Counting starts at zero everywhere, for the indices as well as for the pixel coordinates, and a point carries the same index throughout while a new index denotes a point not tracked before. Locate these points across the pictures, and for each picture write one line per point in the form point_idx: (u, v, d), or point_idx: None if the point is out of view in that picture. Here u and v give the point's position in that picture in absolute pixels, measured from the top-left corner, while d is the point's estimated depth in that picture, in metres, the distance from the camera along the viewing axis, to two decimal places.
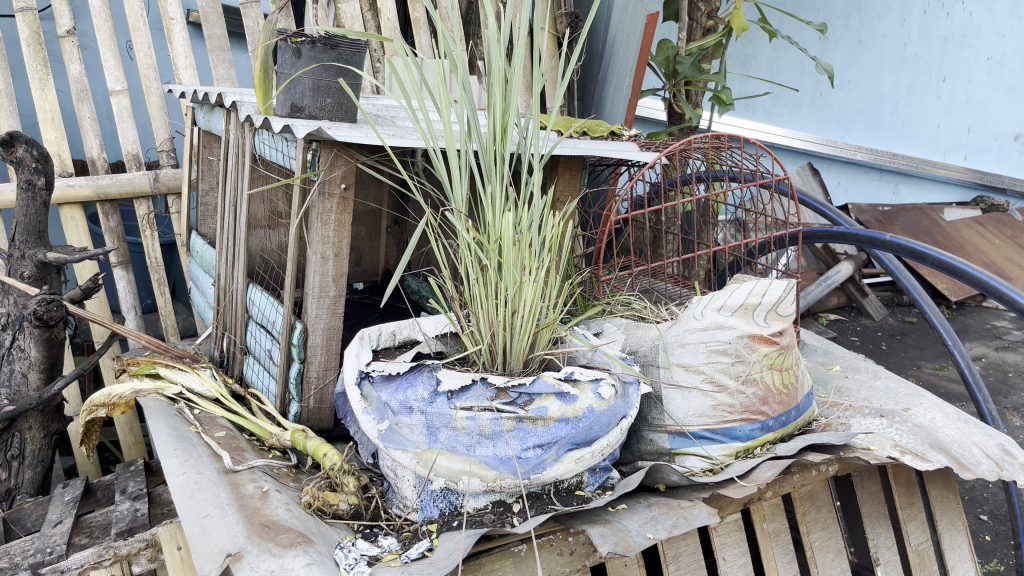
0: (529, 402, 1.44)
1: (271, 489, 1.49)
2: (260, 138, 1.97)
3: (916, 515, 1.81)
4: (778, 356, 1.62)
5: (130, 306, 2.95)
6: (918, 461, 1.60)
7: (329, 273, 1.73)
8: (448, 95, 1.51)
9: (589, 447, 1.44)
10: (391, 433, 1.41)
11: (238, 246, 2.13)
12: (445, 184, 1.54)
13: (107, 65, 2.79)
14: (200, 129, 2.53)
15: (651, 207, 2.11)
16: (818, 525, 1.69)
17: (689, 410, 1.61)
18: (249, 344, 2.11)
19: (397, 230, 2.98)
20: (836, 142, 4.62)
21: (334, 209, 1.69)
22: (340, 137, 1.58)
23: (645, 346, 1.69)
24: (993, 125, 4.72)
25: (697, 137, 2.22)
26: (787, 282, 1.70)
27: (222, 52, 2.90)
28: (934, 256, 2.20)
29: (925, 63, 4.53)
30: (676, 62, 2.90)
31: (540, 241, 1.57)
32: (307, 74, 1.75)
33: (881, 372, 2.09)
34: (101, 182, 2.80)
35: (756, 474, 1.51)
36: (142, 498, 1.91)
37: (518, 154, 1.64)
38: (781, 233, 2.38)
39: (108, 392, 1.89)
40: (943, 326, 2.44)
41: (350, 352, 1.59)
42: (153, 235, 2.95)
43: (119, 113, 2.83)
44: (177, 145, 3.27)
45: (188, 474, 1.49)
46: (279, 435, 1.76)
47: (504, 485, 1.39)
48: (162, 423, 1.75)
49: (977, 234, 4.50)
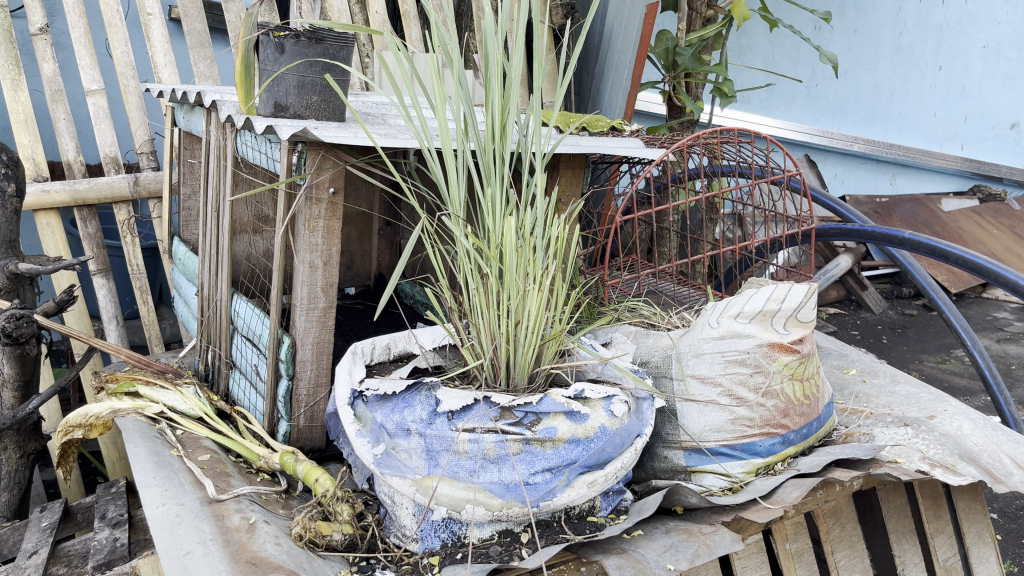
0: (535, 422, 1.33)
1: (259, 520, 1.37)
2: (242, 139, 1.86)
3: (944, 528, 1.71)
4: (799, 365, 1.52)
5: (111, 315, 2.82)
6: (950, 475, 1.51)
7: (318, 283, 1.63)
8: (443, 90, 1.39)
9: (602, 470, 1.34)
10: (388, 458, 1.31)
11: (221, 252, 2.00)
12: (440, 186, 1.41)
13: (81, 64, 2.66)
14: (180, 129, 2.43)
15: (657, 207, 2.01)
16: (842, 543, 1.58)
17: (706, 425, 1.51)
18: (235, 358, 1.99)
19: (390, 232, 2.88)
20: (833, 133, 4.53)
21: (323, 214, 1.58)
22: (327, 138, 1.47)
23: (656, 356, 1.59)
24: (990, 114, 4.55)
25: (705, 131, 2.11)
26: (810, 286, 1.58)
27: (203, 48, 2.76)
28: (957, 255, 2.11)
29: (921, 52, 4.43)
30: (676, 53, 2.79)
31: (544, 247, 1.46)
32: (291, 71, 1.64)
33: (900, 377, 2.00)
34: (78, 187, 2.66)
35: (781, 494, 1.40)
36: (122, 525, 1.80)
37: (518, 153, 1.53)
38: (793, 231, 2.28)
39: (85, 412, 1.77)
40: (960, 322, 2.35)
41: (342, 370, 1.48)
42: (134, 241, 2.82)
43: (96, 114, 2.71)
44: (157, 147, 3.12)
45: (167, 505, 1.37)
46: (267, 457, 1.63)
47: (511, 514, 1.30)
48: (140, 447, 1.62)
49: (976, 224, 4.41)
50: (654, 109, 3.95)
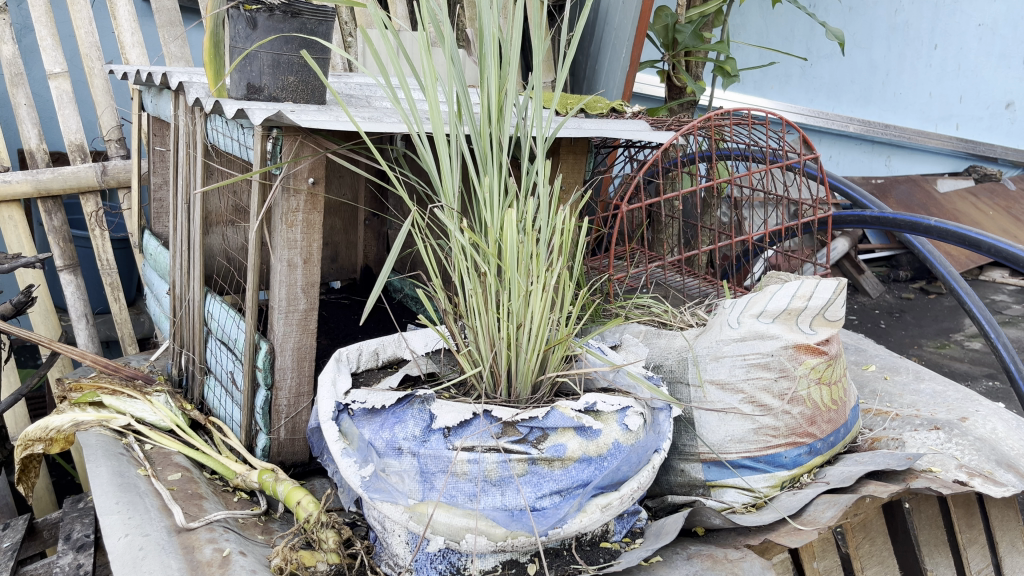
0: (542, 439, 1.19)
1: (234, 551, 1.23)
2: (212, 124, 1.70)
3: (977, 538, 1.59)
4: (826, 368, 1.40)
5: (80, 314, 2.65)
6: (990, 485, 1.40)
7: (297, 282, 1.48)
8: (433, 69, 1.23)
9: (617, 491, 1.21)
10: (377, 481, 1.17)
11: (192, 248, 1.84)
12: (433, 175, 1.26)
13: (42, 44, 2.47)
14: (148, 114, 2.25)
15: (667, 194, 1.85)
16: (873, 559, 1.46)
17: (727, 435, 1.38)
18: (210, 363, 1.83)
19: (377, 223, 2.70)
20: (827, 114, 4.25)
21: (302, 207, 1.43)
22: (304, 122, 1.31)
23: (670, 359, 1.45)
24: (985, 92, 4.22)
25: (715, 111, 1.94)
26: (840, 282, 1.40)
27: (173, 28, 2.58)
28: (988, 243, 1.96)
29: (915, 30, 4.11)
30: (676, 30, 2.63)
31: (548, 241, 1.31)
32: (264, 49, 1.48)
33: (923, 374, 1.88)
34: (41, 177, 2.48)
35: (812, 513, 1.27)
36: (88, 549, 1.63)
37: (517, 139, 1.37)
38: (807, 220, 2.15)
39: (45, 425, 1.61)
40: (982, 312, 2.22)
41: (325, 380, 1.33)
42: (104, 234, 2.64)
43: (59, 98, 2.52)
44: (127, 133, 2.93)
45: (130, 537, 1.22)
46: (245, 475, 1.48)
47: (517, 544, 1.16)
48: (103, 467, 1.46)
49: (972, 207, 4.18)
50: (652, 91, 3.80)
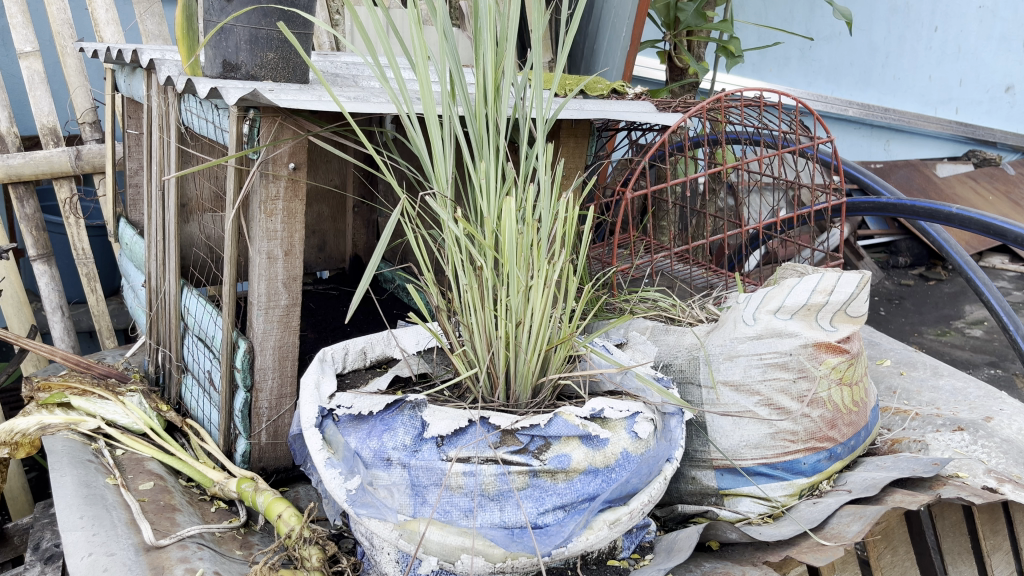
0: (544, 449, 1.09)
1: (207, 572, 1.12)
2: (186, 106, 1.58)
3: (1000, 545, 1.51)
4: (847, 368, 1.30)
5: (55, 305, 2.52)
6: (1021, 493, 1.32)
7: (278, 276, 1.37)
8: (423, 44, 1.10)
9: (626, 506, 1.11)
10: (363, 495, 1.07)
11: (167, 237, 1.72)
12: (424, 160, 1.14)
13: (11, 21, 2.32)
14: (121, 94, 2.12)
15: (675, 178, 1.74)
16: (893, 569, 1.37)
17: (743, 440, 1.28)
18: (187, 361, 1.72)
19: (367, 210, 2.56)
20: (825, 96, 4.09)
21: (282, 194, 1.32)
22: (284, 102, 1.19)
23: (680, 357, 1.36)
24: (984, 76, 3.96)
25: (726, 91, 1.82)
26: (864, 275, 1.28)
27: (150, 4, 2.43)
28: (1015, 234, 1.82)
29: (916, 11, 3.88)
30: (677, 8, 2.47)
31: (549, 233, 1.20)
32: (240, 22, 1.37)
33: (941, 370, 1.79)
34: (11, 162, 2.34)
35: (835, 526, 1.18)
36: (55, 561, 1.51)
37: (515, 122, 1.25)
38: (819, 208, 1.96)
39: (9, 428, 1.49)
40: (1000, 303, 2.11)
41: (308, 382, 1.22)
42: (79, 222, 2.51)
43: (30, 79, 2.38)
44: (103, 116, 2.78)
45: (95, 557, 1.11)
46: (222, 484, 1.38)
47: (517, 566, 1.06)
48: (68, 477, 1.35)
49: (971, 191, 3.89)
50: (651, 73, 3.70)
